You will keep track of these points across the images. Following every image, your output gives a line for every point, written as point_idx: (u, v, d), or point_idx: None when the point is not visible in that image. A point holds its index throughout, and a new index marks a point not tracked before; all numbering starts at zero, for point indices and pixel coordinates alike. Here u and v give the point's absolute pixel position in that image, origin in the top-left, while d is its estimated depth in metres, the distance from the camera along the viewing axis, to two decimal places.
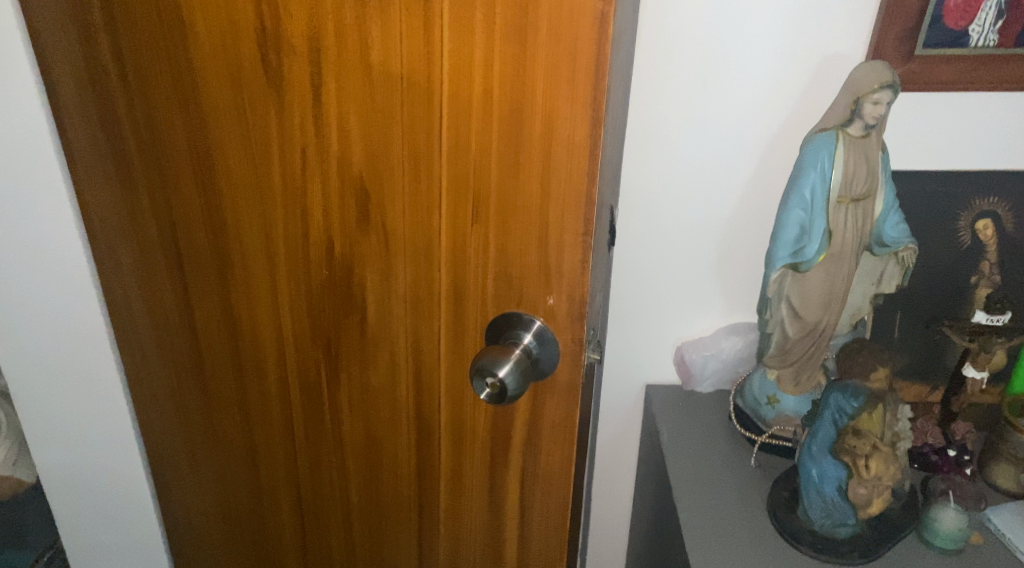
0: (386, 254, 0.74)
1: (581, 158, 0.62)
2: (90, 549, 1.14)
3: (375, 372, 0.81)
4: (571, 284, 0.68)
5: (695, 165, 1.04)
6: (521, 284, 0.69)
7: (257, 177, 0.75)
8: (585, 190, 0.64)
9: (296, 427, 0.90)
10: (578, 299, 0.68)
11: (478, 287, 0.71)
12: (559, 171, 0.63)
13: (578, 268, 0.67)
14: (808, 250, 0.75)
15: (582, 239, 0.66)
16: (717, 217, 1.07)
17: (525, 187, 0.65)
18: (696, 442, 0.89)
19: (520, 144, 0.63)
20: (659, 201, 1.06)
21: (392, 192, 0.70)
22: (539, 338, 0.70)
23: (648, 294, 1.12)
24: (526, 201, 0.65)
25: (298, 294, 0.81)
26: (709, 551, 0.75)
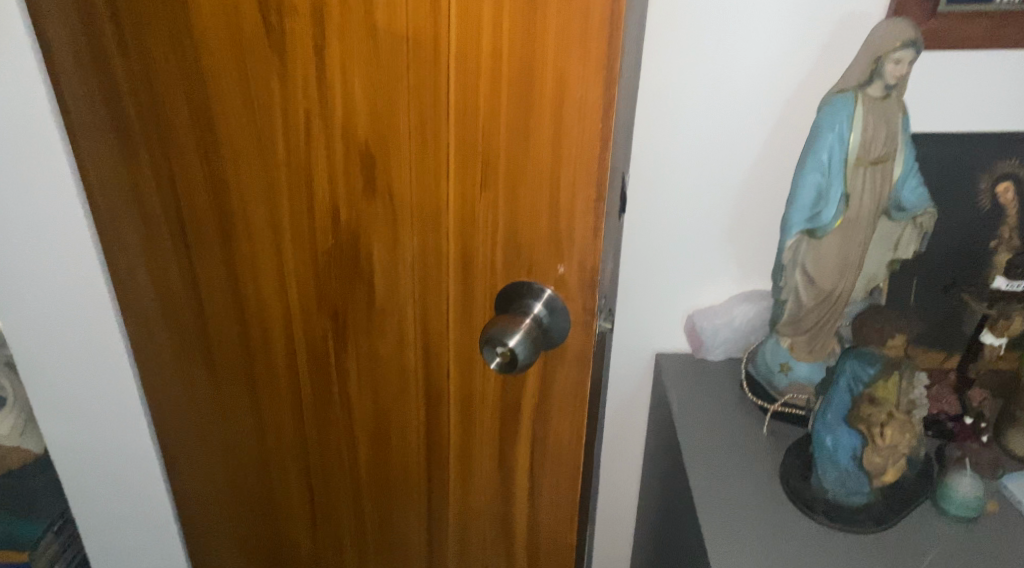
0: (393, 222, 0.72)
1: (594, 121, 0.60)
2: (99, 519, 1.14)
3: (383, 342, 0.80)
4: (582, 251, 0.66)
5: (708, 130, 1.02)
6: (531, 251, 0.67)
7: (260, 144, 0.74)
8: (598, 155, 0.62)
9: (304, 398, 0.90)
10: (590, 266, 0.67)
11: (487, 255, 0.69)
12: (571, 135, 0.61)
13: (590, 236, 0.65)
14: (824, 216, 0.73)
15: (595, 206, 0.64)
16: (729, 184, 1.05)
17: (535, 152, 0.63)
18: (706, 411, 0.88)
19: (530, 108, 0.61)
20: (671, 168, 1.04)
21: (398, 159, 0.68)
22: (549, 307, 0.69)
23: (657, 263, 1.11)
24: (536, 166, 0.63)
25: (304, 263, 0.80)
26: (721, 519, 0.74)
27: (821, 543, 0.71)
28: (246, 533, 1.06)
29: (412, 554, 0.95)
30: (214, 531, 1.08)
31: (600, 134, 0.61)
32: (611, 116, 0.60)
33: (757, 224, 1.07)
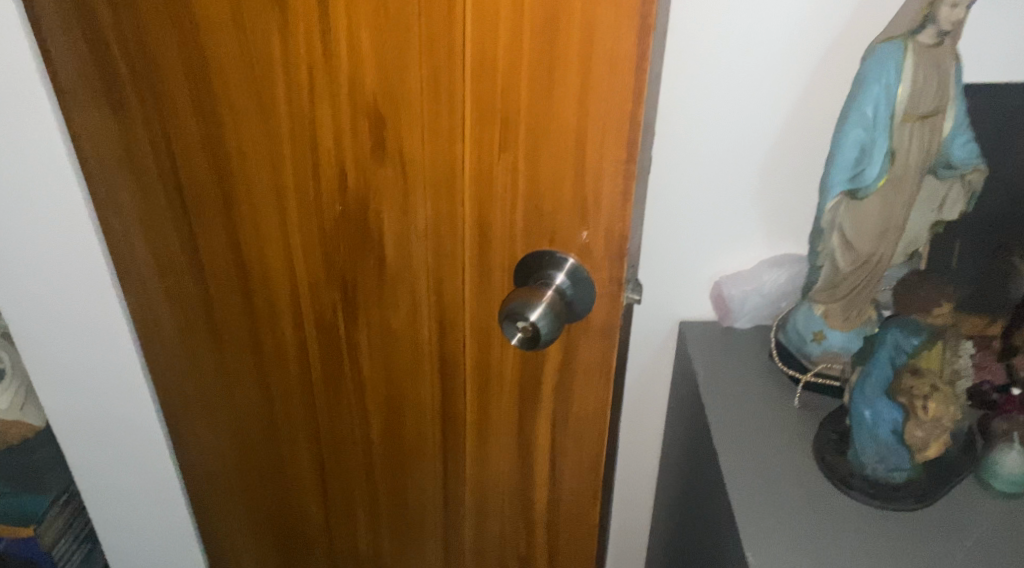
0: (404, 186, 0.68)
1: (626, 74, 0.55)
2: (105, 492, 1.11)
3: (395, 313, 0.77)
4: (609, 216, 0.61)
5: (734, 101, 0.82)
6: (554, 216, 0.63)
7: (261, 102, 0.69)
8: (629, 111, 0.56)
9: (313, 369, 0.86)
10: (618, 233, 0.62)
11: (506, 220, 0.65)
12: (599, 89, 0.56)
13: (618, 199, 0.60)
14: (868, 174, 0.68)
15: (625, 167, 0.59)
16: (763, 165, 0.86)
17: (559, 109, 0.57)
18: (734, 380, 0.84)
19: (555, 59, 0.56)
20: (689, 147, 0.85)
21: (409, 117, 0.63)
22: (573, 278, 0.64)
23: (673, 257, 0.91)
24: (561, 124, 0.58)
25: (310, 230, 0.75)
26: (752, 494, 0.71)
27: (859, 519, 0.68)
28: (254, 506, 1.03)
29: (427, 528, 0.93)
30: (221, 504, 1.06)
31: (632, 88, 0.55)
32: (645, 68, 0.55)
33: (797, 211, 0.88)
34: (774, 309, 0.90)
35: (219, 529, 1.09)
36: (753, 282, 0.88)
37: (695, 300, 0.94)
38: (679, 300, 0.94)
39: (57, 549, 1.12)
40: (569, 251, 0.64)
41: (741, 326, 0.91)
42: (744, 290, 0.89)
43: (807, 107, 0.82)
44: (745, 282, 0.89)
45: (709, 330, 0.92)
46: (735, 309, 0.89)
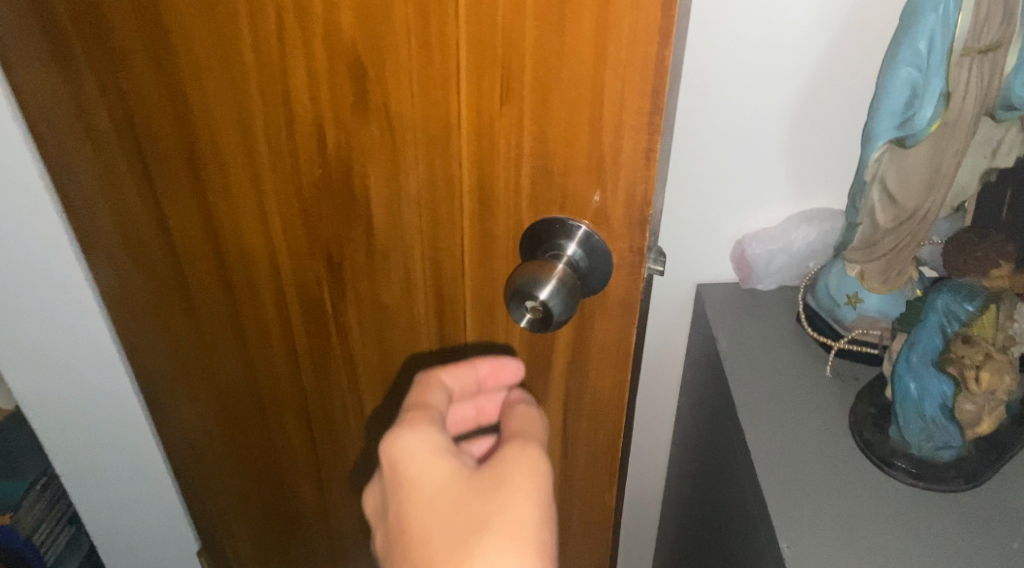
0: (392, 145, 0.59)
1: (652, 7, 0.46)
2: (87, 474, 1.05)
3: (387, 287, 0.69)
4: (630, 178, 0.53)
5: (765, 41, 0.71)
6: (566, 176, 0.55)
7: (224, 49, 0.60)
8: (655, 53, 0.47)
9: (299, 346, 0.79)
10: (640, 197, 0.53)
11: (510, 181, 0.57)
12: (620, 27, 0.47)
13: (641, 158, 0.52)
14: (919, 119, 0.60)
15: (649, 121, 0.50)
16: (798, 112, 0.75)
17: (572, 51, 0.49)
18: (759, 348, 0.78)
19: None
20: (714, 98, 0.75)
21: (394, 63, 0.54)
22: (586, 246, 0.56)
23: (695, 217, 0.83)
24: (573, 69, 0.49)
25: (288, 197, 0.67)
26: (782, 473, 0.65)
27: (904, 503, 0.62)
28: (245, 485, 0.98)
29: None
30: (210, 484, 1.00)
31: (659, 24, 0.46)
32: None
33: (834, 164, 0.78)
34: (802, 268, 0.82)
35: (210, 510, 1.04)
36: (782, 239, 0.80)
37: (715, 261, 0.86)
38: (696, 261, 0.86)
39: (40, 531, 1.08)
40: (583, 215, 0.56)
41: (765, 286, 0.84)
42: (770, 250, 0.81)
43: (852, 43, 0.71)
44: (772, 240, 0.81)
45: (730, 293, 0.85)
46: (759, 270, 0.82)
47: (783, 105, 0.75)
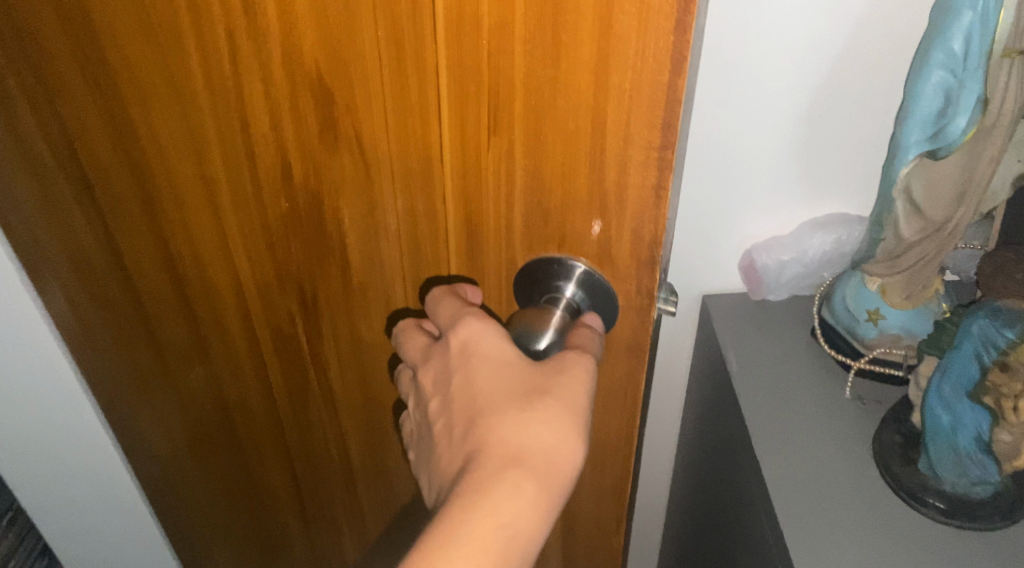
0: (367, 178, 0.53)
1: (662, 30, 0.39)
2: (51, 517, 0.97)
3: (367, 325, 0.63)
4: (636, 217, 0.47)
5: (786, 51, 0.65)
6: (563, 214, 0.48)
7: (171, 74, 0.53)
8: (666, 82, 0.41)
9: (274, 383, 0.73)
10: (649, 236, 0.47)
11: (500, 219, 0.50)
12: (624, 52, 0.40)
13: (649, 195, 0.45)
14: (952, 129, 0.54)
15: (658, 156, 0.44)
16: (811, 111, 0.69)
17: (568, 79, 0.42)
18: (770, 367, 0.73)
19: (561, 11, 0.40)
20: (732, 112, 0.69)
21: (364, 91, 0.48)
22: (588, 286, 0.51)
23: (700, 225, 0.77)
24: (570, 99, 0.43)
25: (253, 231, 0.60)
26: (803, 513, 0.60)
27: (939, 545, 0.57)
28: (224, 524, 0.91)
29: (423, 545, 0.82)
30: (187, 524, 0.93)
31: (671, 51, 0.39)
32: (691, 22, 0.38)
33: (849, 166, 0.72)
34: (816, 277, 0.77)
35: (188, 547, 0.97)
36: (795, 249, 0.75)
37: (721, 271, 0.80)
38: (699, 272, 0.80)
39: None
40: (584, 255, 0.50)
41: (776, 297, 0.78)
42: (779, 260, 0.75)
43: (873, 39, 0.64)
44: (784, 250, 0.75)
45: (737, 304, 0.79)
46: (770, 280, 0.77)
47: (798, 107, 0.69)
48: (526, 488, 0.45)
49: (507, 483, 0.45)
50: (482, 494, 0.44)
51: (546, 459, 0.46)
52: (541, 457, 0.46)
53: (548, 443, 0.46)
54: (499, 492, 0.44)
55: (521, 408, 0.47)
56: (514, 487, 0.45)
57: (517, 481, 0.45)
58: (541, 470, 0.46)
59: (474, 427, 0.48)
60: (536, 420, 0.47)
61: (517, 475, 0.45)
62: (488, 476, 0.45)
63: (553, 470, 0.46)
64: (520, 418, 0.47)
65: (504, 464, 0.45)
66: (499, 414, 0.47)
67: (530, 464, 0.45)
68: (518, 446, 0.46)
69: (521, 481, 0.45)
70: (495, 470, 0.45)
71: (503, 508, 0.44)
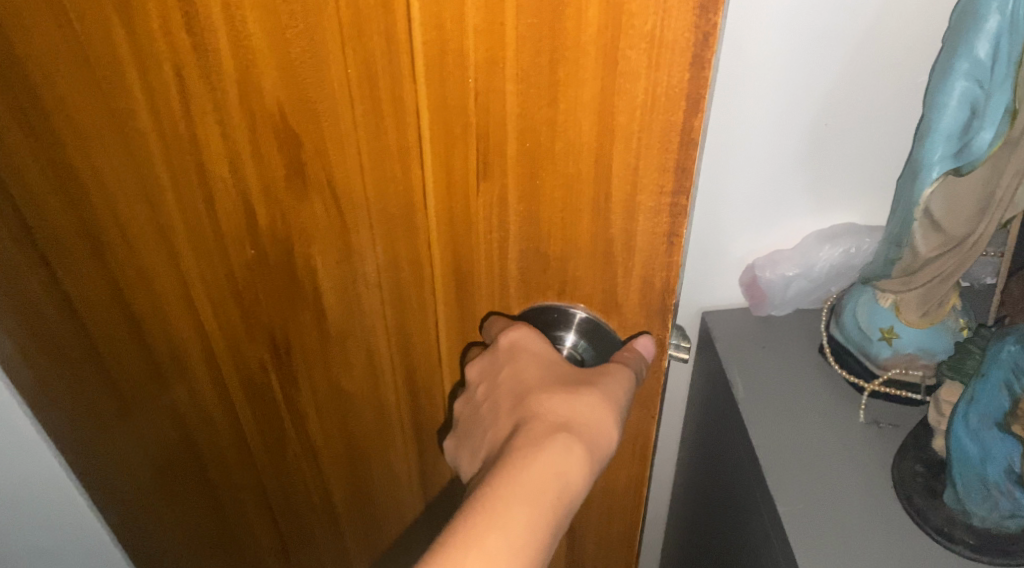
0: (341, 224, 0.46)
1: (676, 67, 0.34)
2: None
3: (348, 375, 0.57)
4: (646, 264, 0.42)
5: (800, 78, 0.65)
6: (564, 260, 0.43)
7: (115, 114, 0.47)
8: (680, 122, 0.36)
9: (249, 436, 0.66)
10: (660, 283, 0.42)
11: (493, 269, 0.44)
12: (632, 91, 0.35)
13: (660, 242, 0.41)
14: (976, 145, 0.51)
15: (671, 200, 0.39)
16: (820, 126, 0.68)
17: (569, 121, 0.37)
18: (779, 390, 0.71)
19: (560, 45, 0.34)
20: (747, 138, 0.69)
21: (336, 133, 0.42)
22: (592, 335, 0.46)
23: (712, 247, 0.76)
24: (571, 141, 0.37)
25: (216, 280, 0.54)
26: (822, 551, 0.58)
27: None
28: None
29: None
30: None
31: (686, 89, 0.35)
32: (709, 57, 0.34)
33: (859, 179, 0.72)
34: (823, 292, 0.77)
35: None
36: (802, 265, 0.75)
37: (721, 285, 0.79)
38: (699, 286, 0.80)
39: None
40: (586, 303, 0.45)
41: (781, 313, 0.78)
42: (782, 275, 0.75)
43: (882, 63, 0.64)
44: (790, 266, 0.75)
45: (741, 319, 0.79)
46: (774, 297, 0.77)
47: (811, 129, 0.68)
48: (577, 453, 0.42)
49: (559, 446, 0.41)
50: (534, 455, 0.41)
51: (590, 431, 0.43)
52: (590, 426, 0.43)
53: (596, 415, 0.43)
54: (546, 455, 0.41)
55: (568, 385, 0.44)
56: (565, 451, 0.41)
57: (568, 446, 0.41)
58: (589, 440, 0.42)
59: (518, 406, 0.44)
60: (585, 393, 0.43)
61: (568, 441, 0.42)
62: (536, 441, 0.42)
63: (600, 441, 0.43)
64: (568, 393, 0.43)
65: (553, 430, 0.42)
66: (545, 389, 0.44)
67: (577, 432, 0.42)
68: (566, 417, 0.43)
69: (572, 447, 0.41)
70: (543, 435, 0.42)
71: (555, 471, 0.41)
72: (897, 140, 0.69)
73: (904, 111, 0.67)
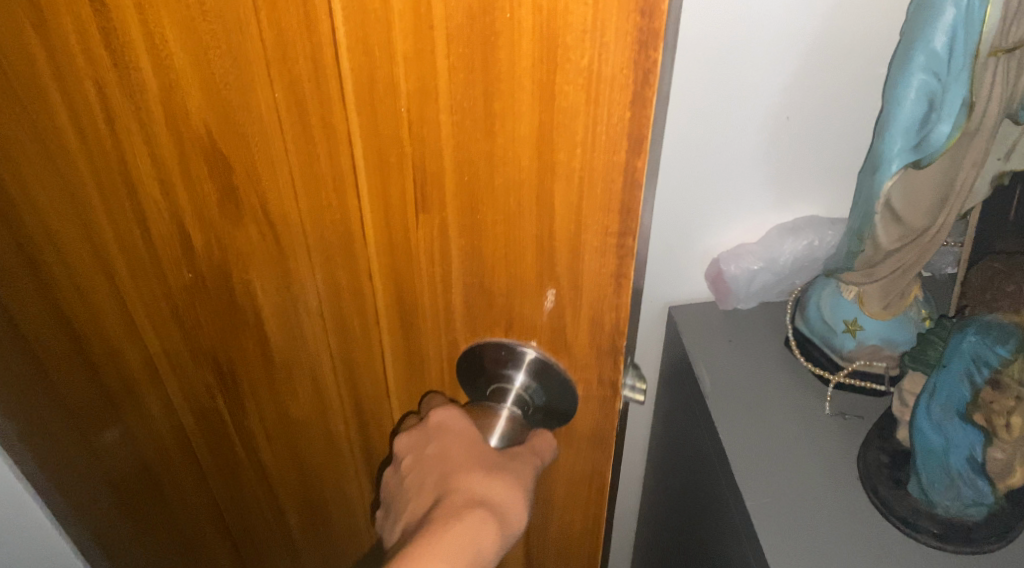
0: (278, 253, 0.43)
1: (615, 106, 0.29)
2: None
3: (295, 402, 0.54)
4: (594, 306, 0.37)
5: (756, 71, 0.64)
6: (509, 297, 0.38)
7: (41, 135, 0.44)
8: (623, 163, 0.31)
9: (203, 459, 0.64)
10: (609, 327, 0.37)
11: (437, 305, 0.40)
12: (571, 127, 0.30)
13: (608, 283, 0.36)
14: (935, 137, 0.51)
15: (617, 241, 0.34)
16: (778, 119, 0.67)
17: (506, 156, 0.32)
18: (748, 384, 0.72)
19: (493, 77, 0.30)
20: (704, 132, 0.68)
21: (267, 160, 0.39)
22: (542, 377, 0.41)
23: (673, 240, 0.76)
24: (509, 178, 0.33)
25: (156, 302, 0.51)
26: (791, 541, 0.59)
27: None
28: None
29: None
30: None
31: (627, 128, 0.30)
32: (651, 96, 0.29)
33: (821, 171, 0.71)
34: (788, 284, 0.77)
35: None
36: (765, 257, 0.74)
37: (687, 277, 0.79)
38: (666, 281, 0.79)
39: None
40: (536, 341, 0.39)
41: (746, 305, 0.79)
42: (748, 269, 0.74)
43: (844, 53, 0.63)
44: (754, 259, 0.74)
45: (708, 315, 0.79)
46: (739, 289, 0.76)
47: (770, 123, 0.67)
48: (492, 529, 0.38)
49: (475, 518, 0.38)
50: (451, 523, 0.38)
51: (506, 505, 0.40)
52: (506, 503, 0.40)
53: (512, 492, 0.40)
54: (462, 527, 0.38)
55: (488, 463, 0.40)
56: (480, 525, 0.38)
57: (482, 520, 0.38)
58: (505, 516, 0.39)
59: (440, 479, 0.41)
60: (502, 472, 0.40)
61: (484, 514, 0.38)
62: (453, 513, 0.38)
63: (515, 517, 0.40)
64: (487, 470, 0.40)
65: (469, 504, 0.39)
66: (467, 465, 0.40)
67: (493, 507, 0.39)
68: (483, 493, 0.39)
69: (488, 521, 0.38)
70: (458, 509, 0.38)
71: (471, 542, 0.37)
72: (857, 132, 0.68)
73: (863, 102, 0.66)
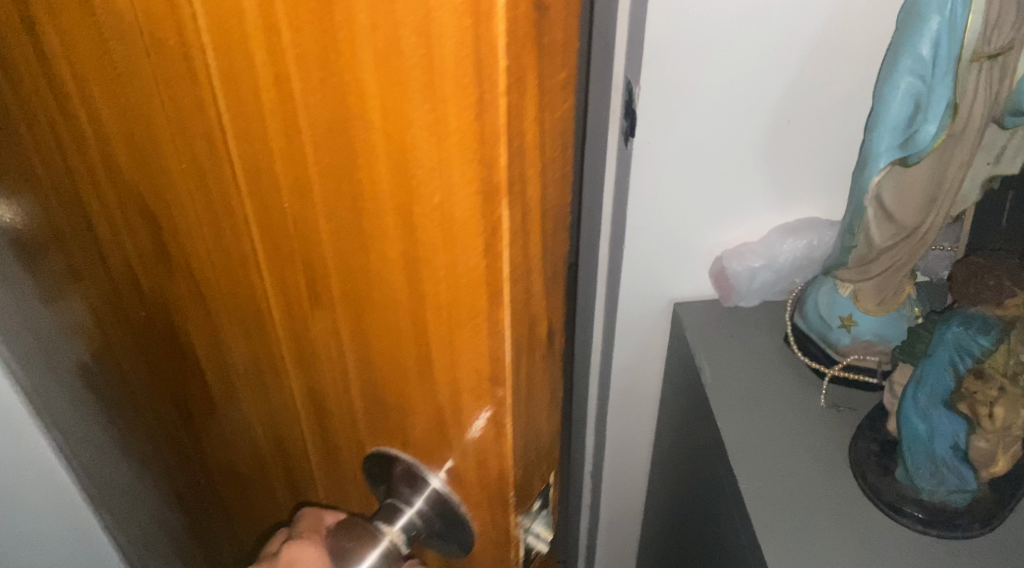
0: (208, 315, 0.42)
1: (465, 251, 0.25)
2: None
3: (239, 453, 0.52)
4: (478, 447, 0.31)
5: (738, 55, 0.61)
6: (401, 412, 0.33)
7: (20, 169, 0.45)
8: (484, 308, 0.26)
9: (183, 476, 0.64)
10: (494, 475, 0.32)
11: (340, 393, 0.36)
12: (433, 262, 0.26)
13: (489, 429, 0.30)
14: (921, 137, 0.48)
15: (491, 387, 0.29)
16: (764, 103, 0.64)
17: (380, 271, 0.28)
18: (744, 373, 0.71)
19: (358, 192, 0.26)
20: (688, 116, 0.65)
21: (185, 226, 0.37)
22: (437, 506, 0.35)
23: (660, 229, 0.73)
24: (387, 295, 0.28)
25: (122, 328, 0.52)
26: (779, 530, 0.58)
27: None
28: None
29: None
30: None
31: (482, 277, 0.25)
32: (503, 244, 0.24)
33: (813, 159, 0.68)
34: (787, 283, 0.74)
35: None
36: (766, 256, 0.72)
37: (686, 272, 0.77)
38: (663, 278, 0.77)
39: None
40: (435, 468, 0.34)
41: (747, 304, 0.77)
42: (749, 267, 0.73)
43: (834, 40, 0.60)
44: (754, 257, 0.73)
45: (710, 312, 0.77)
46: (740, 287, 0.74)
47: (758, 106, 0.64)
48: None
49: None
50: None
51: None
52: None
53: None
54: None
55: None
56: None
57: None
58: None
59: None
60: None
61: None
62: None
63: None
64: None
65: None
66: None
67: None
68: None
69: None
70: None
71: None
72: (850, 119, 0.66)
73: (855, 91, 0.64)
